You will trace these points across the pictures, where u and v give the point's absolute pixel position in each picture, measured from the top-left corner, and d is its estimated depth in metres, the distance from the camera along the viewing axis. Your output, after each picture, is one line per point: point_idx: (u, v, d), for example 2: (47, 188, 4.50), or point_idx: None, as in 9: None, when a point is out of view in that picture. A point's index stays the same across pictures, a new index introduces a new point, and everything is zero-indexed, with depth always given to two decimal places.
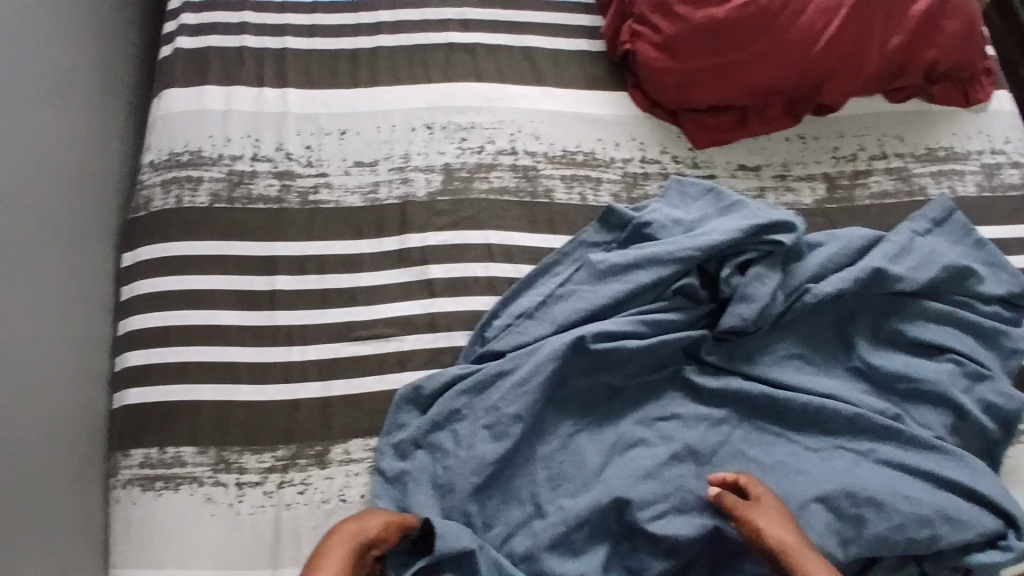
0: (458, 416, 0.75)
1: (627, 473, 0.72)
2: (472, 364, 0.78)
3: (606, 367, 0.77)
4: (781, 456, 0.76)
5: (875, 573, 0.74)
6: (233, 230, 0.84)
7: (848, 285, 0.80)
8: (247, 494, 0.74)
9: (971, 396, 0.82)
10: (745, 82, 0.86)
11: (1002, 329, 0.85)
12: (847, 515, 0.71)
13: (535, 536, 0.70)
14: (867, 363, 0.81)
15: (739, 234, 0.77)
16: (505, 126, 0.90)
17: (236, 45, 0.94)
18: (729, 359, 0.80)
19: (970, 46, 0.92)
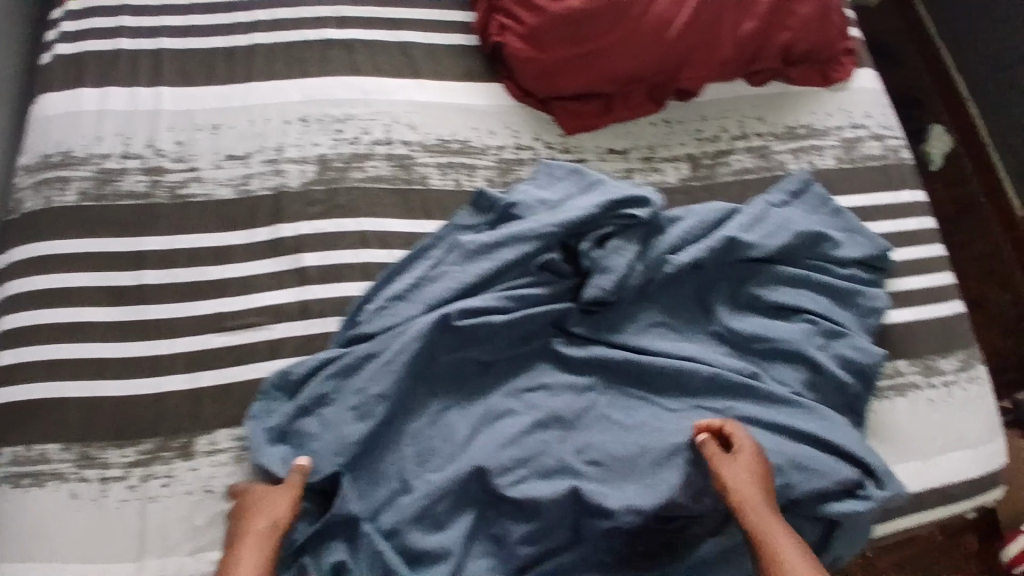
0: (327, 400, 0.76)
1: (493, 442, 0.75)
2: (343, 347, 0.79)
3: (474, 342, 0.80)
4: (642, 417, 0.81)
5: (736, 526, 0.78)
6: (105, 226, 0.83)
7: (704, 254, 0.85)
8: (110, 488, 0.73)
9: (829, 353, 0.87)
10: (607, 70, 0.90)
11: (859, 291, 0.91)
12: (700, 468, 0.76)
13: (400, 510, 0.72)
14: (727, 327, 0.87)
15: (596, 209, 0.82)
16: (381, 117, 0.91)
17: (112, 49, 0.93)
18: (597, 329, 0.85)
19: (824, 29, 0.97)
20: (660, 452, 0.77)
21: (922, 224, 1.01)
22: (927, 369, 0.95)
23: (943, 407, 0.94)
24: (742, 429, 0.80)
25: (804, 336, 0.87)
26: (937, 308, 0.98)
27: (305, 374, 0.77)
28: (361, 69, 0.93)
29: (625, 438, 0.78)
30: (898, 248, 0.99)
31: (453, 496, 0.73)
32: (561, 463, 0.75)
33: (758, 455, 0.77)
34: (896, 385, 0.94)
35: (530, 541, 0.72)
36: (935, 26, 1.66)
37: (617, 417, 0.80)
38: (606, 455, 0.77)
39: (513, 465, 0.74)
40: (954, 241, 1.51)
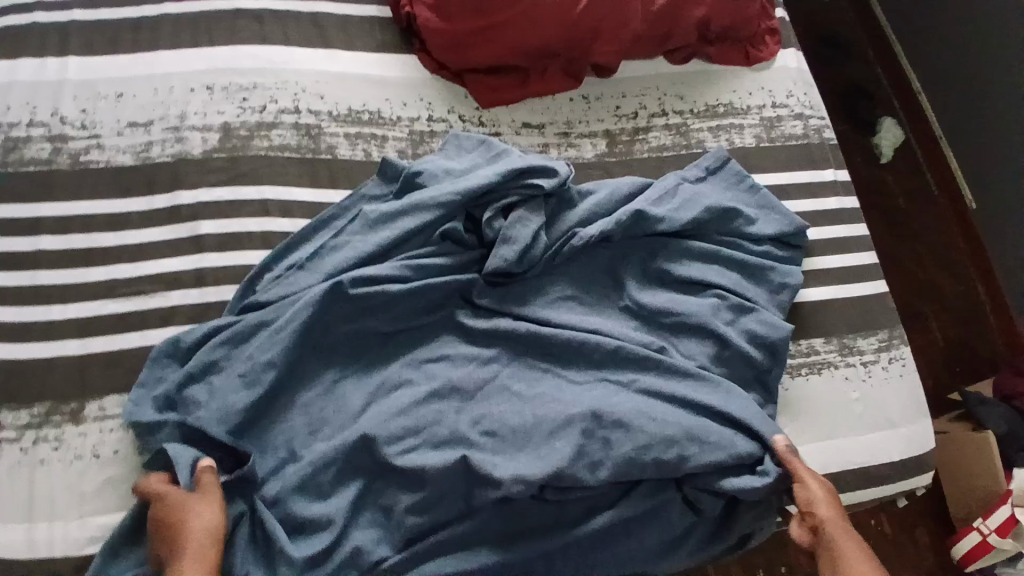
0: (216, 368, 0.74)
1: (385, 411, 0.74)
2: (237, 315, 0.77)
3: (371, 312, 0.78)
4: (543, 388, 0.79)
5: (633, 498, 0.77)
6: (4, 191, 0.81)
7: (612, 227, 0.85)
8: (4, 450, 0.72)
9: (737, 328, 0.87)
10: (517, 41, 0.89)
11: (770, 267, 0.91)
12: (595, 438, 0.76)
13: (285, 479, 0.71)
14: (636, 302, 0.86)
15: (500, 178, 0.82)
16: (289, 86, 0.90)
17: (19, 15, 0.91)
18: (502, 302, 0.83)
19: (739, 6, 0.98)
20: (556, 422, 0.76)
21: (842, 204, 1.01)
22: (843, 348, 0.93)
23: (860, 386, 0.92)
24: (643, 401, 0.79)
25: (712, 310, 0.87)
26: (855, 288, 0.97)
27: (195, 341, 0.75)
28: (273, 39, 0.92)
29: (522, 407, 0.77)
30: (816, 227, 0.98)
31: (341, 466, 0.72)
32: (454, 432, 0.74)
33: (653, 425, 0.77)
34: (811, 362, 0.92)
35: (418, 511, 0.72)
36: (885, 18, 1.66)
37: (518, 388, 0.79)
38: (501, 424, 0.76)
39: (403, 434, 0.73)
40: (905, 236, 1.51)
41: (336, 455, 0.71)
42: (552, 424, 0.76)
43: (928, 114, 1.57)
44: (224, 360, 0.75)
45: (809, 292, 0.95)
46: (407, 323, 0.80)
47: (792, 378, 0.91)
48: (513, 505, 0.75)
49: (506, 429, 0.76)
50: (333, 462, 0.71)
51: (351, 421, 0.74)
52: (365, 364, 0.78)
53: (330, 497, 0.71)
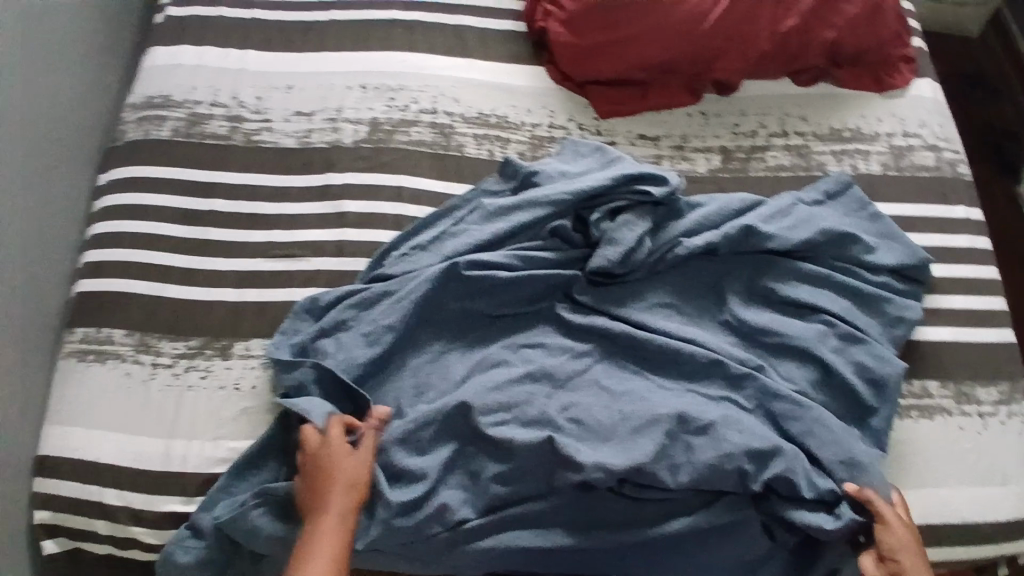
0: (343, 327, 0.84)
1: (481, 385, 0.80)
2: (364, 284, 0.87)
3: (480, 294, 0.85)
4: (631, 386, 0.81)
5: (715, 508, 0.77)
6: (189, 159, 0.97)
7: (718, 240, 0.86)
8: (159, 373, 0.85)
9: (844, 357, 0.84)
10: (641, 56, 0.94)
11: (887, 299, 0.87)
12: (679, 441, 0.77)
13: (389, 432, 0.78)
14: (736, 317, 0.86)
15: (613, 182, 0.86)
16: (430, 89, 1.00)
17: (214, 14, 1.08)
18: (601, 300, 0.86)
19: (875, 30, 0.96)
20: (642, 418, 0.78)
21: (974, 242, 0.95)
22: (960, 395, 0.87)
23: (974, 438, 0.85)
24: (731, 413, 0.79)
25: (818, 336, 0.84)
26: (982, 333, 0.90)
27: (328, 302, 0.85)
28: (420, 47, 1.03)
29: (610, 401, 0.80)
30: (942, 263, 0.93)
31: (436, 428, 0.78)
32: (542, 414, 0.78)
33: (739, 437, 0.77)
34: (922, 405, 0.86)
35: (502, 483, 0.76)
36: None
37: (607, 383, 0.82)
38: (587, 414, 0.79)
39: (494, 408, 0.78)
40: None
41: (435, 417, 0.78)
42: (636, 420, 0.78)
43: None
44: (350, 321, 0.84)
45: (929, 330, 0.90)
46: (511, 309, 0.85)
47: (900, 421, 0.85)
48: (592, 493, 0.77)
49: (592, 417, 0.78)
50: (430, 424, 0.78)
51: (450, 390, 0.81)
52: (470, 343, 0.84)
53: (423, 455, 0.77)
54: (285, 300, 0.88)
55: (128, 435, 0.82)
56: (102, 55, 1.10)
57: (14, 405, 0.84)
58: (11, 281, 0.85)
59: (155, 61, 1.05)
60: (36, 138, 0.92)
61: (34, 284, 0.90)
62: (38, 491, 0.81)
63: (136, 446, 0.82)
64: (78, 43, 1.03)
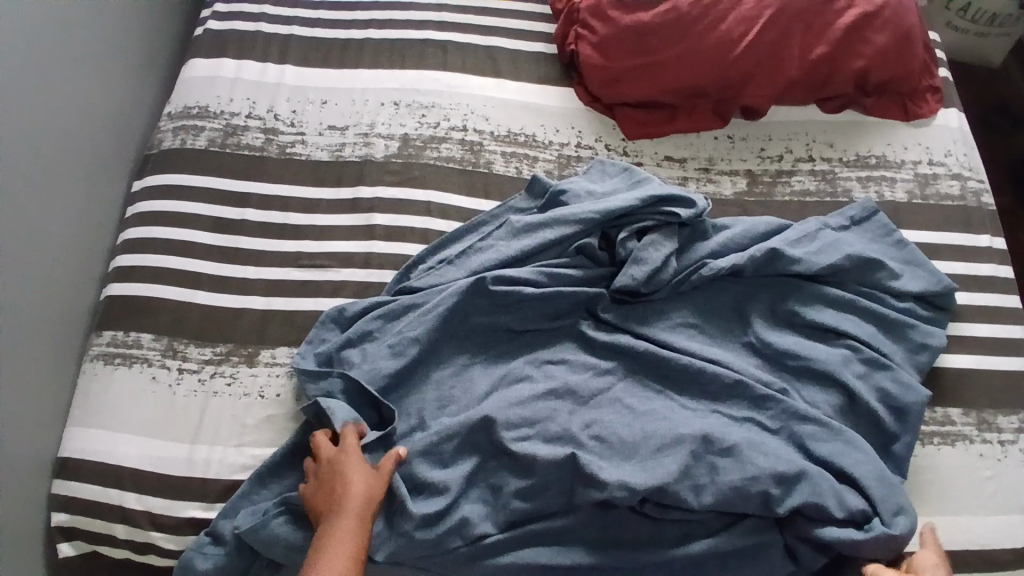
0: (369, 338, 0.85)
1: (506, 400, 0.80)
2: (391, 296, 0.88)
3: (505, 309, 0.85)
4: (654, 406, 0.82)
5: (737, 531, 0.76)
6: (221, 169, 0.99)
7: (743, 262, 0.86)
8: (185, 378, 0.86)
9: (868, 383, 0.84)
10: (670, 81, 0.96)
11: (912, 325, 0.87)
12: (703, 461, 0.77)
13: (412, 443, 0.79)
14: (760, 339, 0.86)
15: (640, 202, 0.87)
16: (461, 107, 1.02)
17: (252, 30, 1.11)
18: (625, 319, 0.87)
19: (904, 59, 0.97)
20: (666, 437, 0.78)
21: (999, 271, 0.94)
22: (981, 422, 0.86)
23: (993, 465, 0.84)
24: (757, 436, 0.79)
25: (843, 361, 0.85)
26: (1007, 362, 0.89)
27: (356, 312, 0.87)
28: (453, 65, 1.05)
29: (634, 418, 0.80)
30: (967, 291, 0.93)
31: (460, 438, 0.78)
32: (566, 429, 0.78)
33: (763, 459, 0.76)
34: (944, 432, 0.85)
35: (523, 498, 0.76)
36: None
37: (629, 401, 0.82)
38: (612, 430, 0.79)
39: (519, 421, 0.78)
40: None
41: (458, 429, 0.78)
42: (660, 439, 0.78)
43: None
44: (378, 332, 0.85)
45: (953, 357, 0.89)
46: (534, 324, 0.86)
47: (922, 446, 0.84)
48: (613, 512, 0.77)
49: (615, 433, 0.79)
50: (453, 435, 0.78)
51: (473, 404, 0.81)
52: (495, 357, 0.85)
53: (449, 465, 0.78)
54: (313, 310, 0.89)
55: (154, 438, 0.83)
56: (142, 66, 1.13)
57: (42, 404, 0.86)
58: (43, 281, 0.87)
59: (193, 73, 1.08)
60: (76, 143, 0.95)
61: (66, 287, 0.92)
62: (62, 491, 0.82)
63: (162, 449, 0.82)
64: (119, 54, 1.06)
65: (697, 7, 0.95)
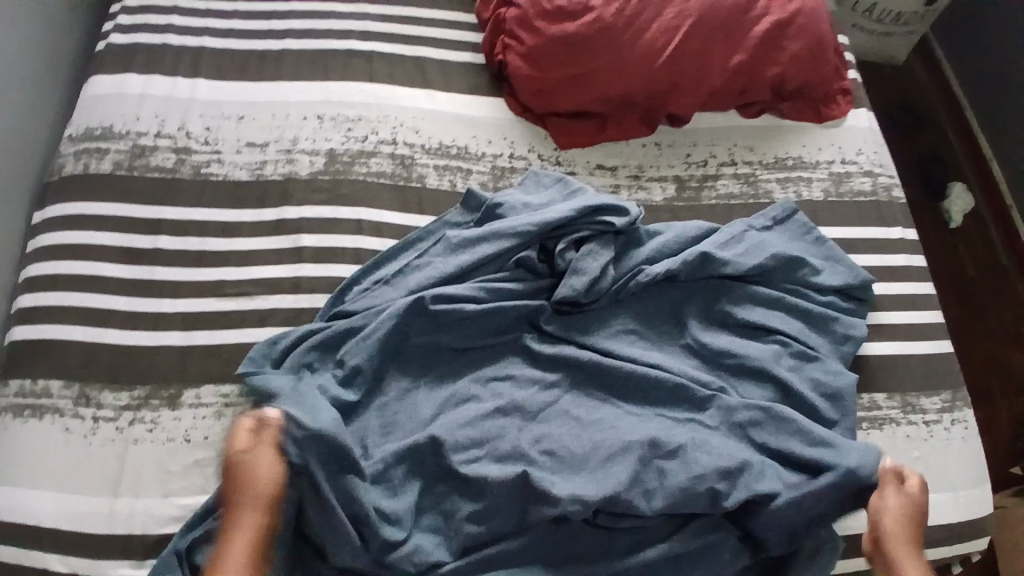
0: (306, 369, 0.81)
1: (452, 420, 0.78)
2: (326, 322, 0.84)
3: (446, 329, 0.84)
4: (600, 415, 0.82)
5: (685, 532, 0.78)
6: (131, 193, 0.92)
7: (677, 267, 0.88)
8: (100, 427, 0.79)
9: (799, 373, 0.88)
10: (599, 91, 0.97)
11: (835, 319, 0.92)
12: (651, 466, 0.78)
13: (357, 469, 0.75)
14: (696, 341, 0.88)
15: (576, 213, 0.87)
16: (390, 120, 0.99)
17: (159, 42, 1.04)
18: (566, 329, 0.87)
19: (815, 66, 1.02)
20: (614, 446, 0.79)
21: (910, 262, 1.01)
22: (907, 406, 0.91)
23: (918, 444, 0.90)
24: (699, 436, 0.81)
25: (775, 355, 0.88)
26: (924, 346, 0.95)
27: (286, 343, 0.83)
28: (379, 76, 1.02)
29: (581, 431, 0.81)
30: (884, 281, 0.99)
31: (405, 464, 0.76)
32: (513, 447, 0.78)
33: (706, 458, 0.78)
34: (873, 416, 0.90)
35: (474, 521, 0.75)
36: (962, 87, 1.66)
37: (576, 412, 0.82)
38: (559, 445, 0.79)
39: (465, 442, 0.77)
40: (974, 304, 1.48)
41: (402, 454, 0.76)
42: (607, 449, 0.78)
43: (1001, 185, 1.55)
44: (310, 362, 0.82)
45: (875, 346, 0.94)
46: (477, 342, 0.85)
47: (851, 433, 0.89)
48: (566, 525, 0.77)
49: (563, 447, 0.79)
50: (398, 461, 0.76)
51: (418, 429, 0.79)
52: (438, 379, 0.83)
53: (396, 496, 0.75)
54: (242, 342, 0.84)
55: (70, 494, 0.76)
56: (37, 82, 1.03)
57: None
58: None
59: (95, 90, 1.00)
60: None
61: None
62: None
63: (80, 505, 0.76)
64: (8, 72, 0.97)
65: (621, 16, 0.96)
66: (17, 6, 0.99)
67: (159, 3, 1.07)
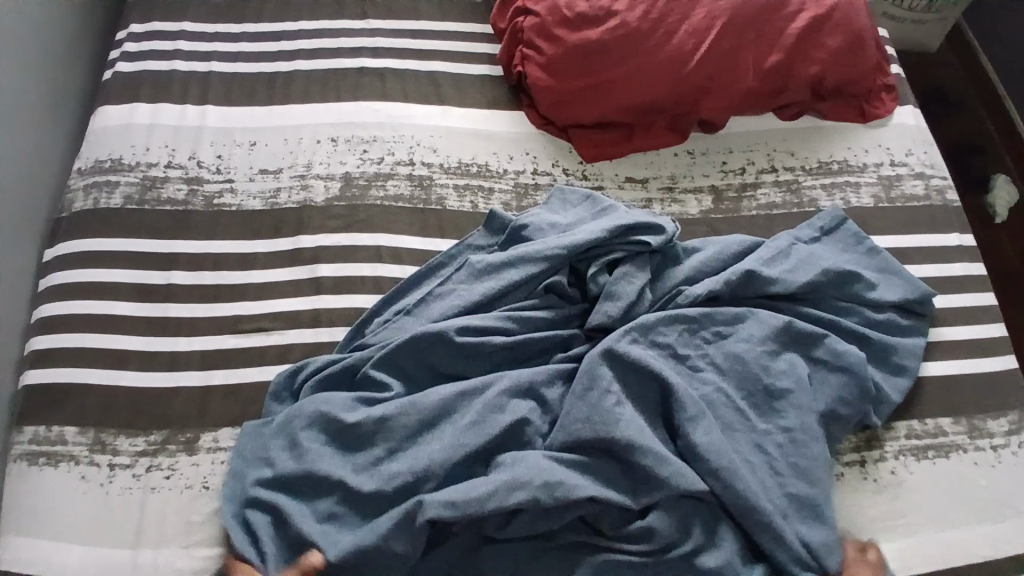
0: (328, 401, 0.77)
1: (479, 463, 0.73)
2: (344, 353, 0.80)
3: (473, 362, 0.78)
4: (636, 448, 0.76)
5: None
6: (142, 227, 0.89)
7: (720, 286, 0.81)
8: (117, 475, 0.76)
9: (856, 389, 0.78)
10: (625, 99, 0.91)
11: (893, 345, 0.84)
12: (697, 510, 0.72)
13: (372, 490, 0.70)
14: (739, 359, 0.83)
15: (608, 233, 0.81)
16: (406, 140, 0.95)
17: (167, 68, 1.01)
18: None
19: (857, 62, 0.95)
20: (653, 455, 0.70)
21: (971, 270, 0.93)
22: (974, 430, 0.83)
23: (991, 471, 0.81)
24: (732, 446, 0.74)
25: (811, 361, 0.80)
26: (990, 362, 0.87)
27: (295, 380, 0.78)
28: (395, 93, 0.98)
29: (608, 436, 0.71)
30: (942, 293, 0.91)
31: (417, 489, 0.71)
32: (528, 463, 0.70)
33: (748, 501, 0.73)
34: (939, 444, 0.81)
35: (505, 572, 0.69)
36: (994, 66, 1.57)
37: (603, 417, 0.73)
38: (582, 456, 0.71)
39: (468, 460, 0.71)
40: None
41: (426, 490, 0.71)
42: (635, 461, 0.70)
43: None
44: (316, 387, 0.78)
45: (939, 364, 0.86)
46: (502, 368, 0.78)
47: (918, 463, 0.80)
48: None
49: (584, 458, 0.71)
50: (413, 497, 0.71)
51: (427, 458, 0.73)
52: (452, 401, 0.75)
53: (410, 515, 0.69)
54: (258, 381, 0.80)
55: (87, 547, 0.73)
56: (45, 114, 1.01)
57: None
58: None
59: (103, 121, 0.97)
60: None
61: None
62: None
63: (97, 559, 0.72)
64: (16, 107, 0.95)
65: (647, 19, 0.90)
66: (22, 39, 0.97)
67: (166, 28, 1.05)
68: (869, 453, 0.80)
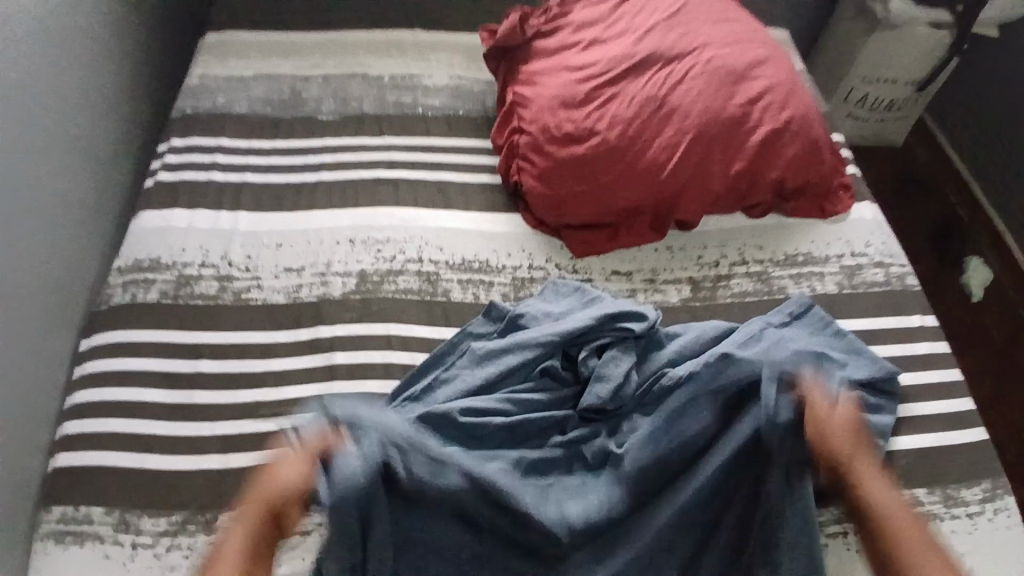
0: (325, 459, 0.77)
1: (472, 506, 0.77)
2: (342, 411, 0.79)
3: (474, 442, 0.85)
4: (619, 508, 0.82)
5: None
6: (174, 320, 0.98)
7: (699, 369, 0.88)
8: (139, 555, 0.80)
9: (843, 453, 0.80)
10: (609, 203, 1.04)
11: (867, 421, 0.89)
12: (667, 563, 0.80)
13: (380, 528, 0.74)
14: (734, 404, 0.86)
15: (596, 321, 0.90)
16: (415, 240, 1.06)
17: (205, 179, 1.14)
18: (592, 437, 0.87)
19: (814, 168, 1.08)
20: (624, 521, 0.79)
21: (934, 349, 1.01)
22: (949, 499, 0.87)
23: (970, 539, 0.85)
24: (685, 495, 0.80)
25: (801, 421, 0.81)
26: (961, 435, 0.93)
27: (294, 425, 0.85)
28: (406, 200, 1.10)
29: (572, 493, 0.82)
30: (909, 371, 0.98)
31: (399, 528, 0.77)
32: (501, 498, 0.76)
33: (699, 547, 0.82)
34: (917, 514, 0.86)
35: None
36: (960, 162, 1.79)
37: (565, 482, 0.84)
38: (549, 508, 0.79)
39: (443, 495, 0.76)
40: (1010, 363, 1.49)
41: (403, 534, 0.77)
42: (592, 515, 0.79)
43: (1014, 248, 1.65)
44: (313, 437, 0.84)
45: (911, 439, 0.92)
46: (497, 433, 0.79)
47: None
48: None
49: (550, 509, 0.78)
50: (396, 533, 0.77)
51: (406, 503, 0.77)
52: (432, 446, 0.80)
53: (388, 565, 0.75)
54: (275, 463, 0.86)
55: None
56: (89, 220, 1.13)
57: None
58: None
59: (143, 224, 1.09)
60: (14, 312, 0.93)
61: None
62: None
63: None
64: (65, 215, 1.07)
65: (625, 134, 1.04)
66: (76, 154, 1.10)
67: (205, 144, 1.19)
68: (852, 524, 0.85)
